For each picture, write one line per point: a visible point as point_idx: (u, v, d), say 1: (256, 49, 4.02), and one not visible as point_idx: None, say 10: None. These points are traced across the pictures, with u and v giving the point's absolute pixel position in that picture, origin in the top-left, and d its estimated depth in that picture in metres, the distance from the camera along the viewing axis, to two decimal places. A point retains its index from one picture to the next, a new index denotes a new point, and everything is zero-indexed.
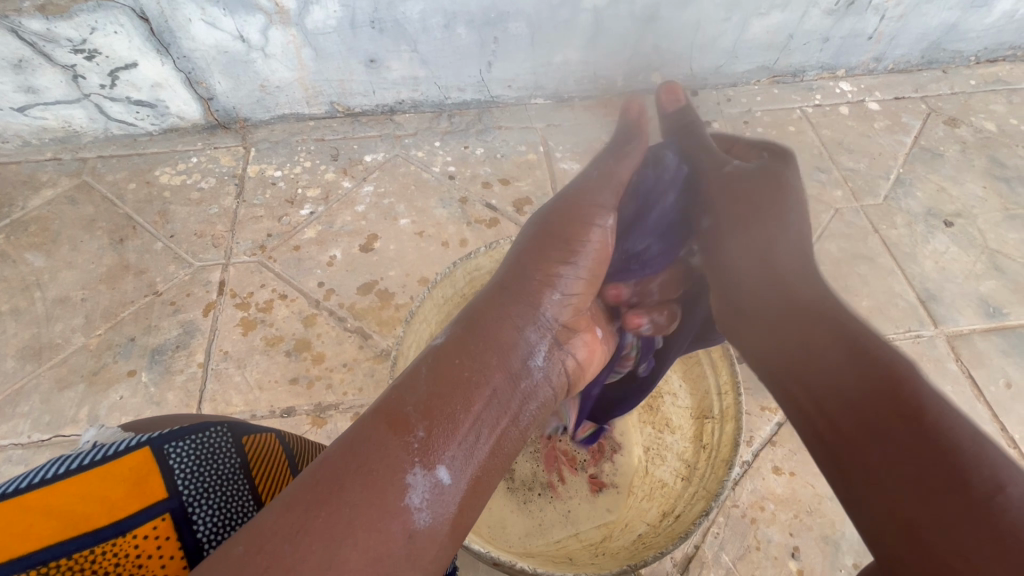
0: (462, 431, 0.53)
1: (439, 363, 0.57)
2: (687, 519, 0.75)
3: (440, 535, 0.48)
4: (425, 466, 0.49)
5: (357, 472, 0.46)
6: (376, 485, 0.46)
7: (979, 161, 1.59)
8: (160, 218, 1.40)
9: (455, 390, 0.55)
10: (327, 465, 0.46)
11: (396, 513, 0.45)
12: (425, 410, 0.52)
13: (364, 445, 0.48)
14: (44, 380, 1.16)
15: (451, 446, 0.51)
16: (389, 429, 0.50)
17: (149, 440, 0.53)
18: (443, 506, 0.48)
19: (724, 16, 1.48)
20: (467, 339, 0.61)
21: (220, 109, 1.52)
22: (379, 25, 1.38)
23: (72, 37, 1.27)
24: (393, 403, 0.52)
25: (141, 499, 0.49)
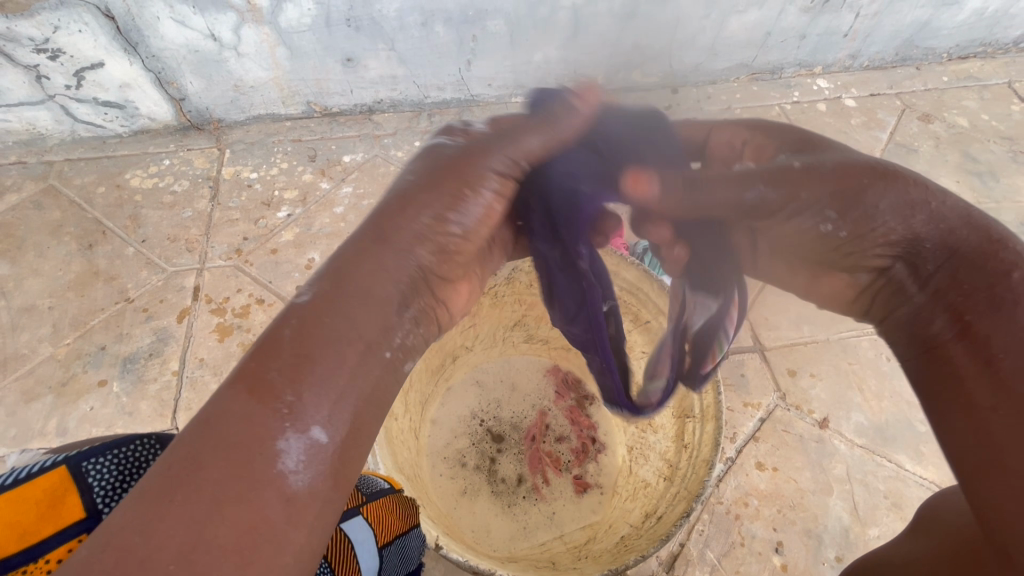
0: (337, 386, 0.45)
1: (305, 314, 0.47)
2: (668, 520, 0.73)
3: (327, 495, 0.43)
4: (297, 428, 0.43)
5: (213, 447, 0.40)
6: (240, 459, 0.40)
7: (952, 156, 1.62)
8: (131, 222, 1.36)
9: (325, 338, 0.46)
10: (180, 448, 0.40)
11: (270, 481, 0.40)
12: (291, 364, 0.44)
13: (224, 418, 0.41)
14: (10, 392, 1.12)
15: (322, 405, 0.44)
16: (251, 394, 0.43)
17: (66, 458, 0.52)
18: (321, 466, 0.43)
19: (703, 13, 1.50)
20: (340, 289, 0.49)
21: (192, 110, 1.49)
22: (354, 24, 1.36)
23: (34, 37, 1.22)
24: (252, 366, 0.44)
25: (56, 522, 0.49)
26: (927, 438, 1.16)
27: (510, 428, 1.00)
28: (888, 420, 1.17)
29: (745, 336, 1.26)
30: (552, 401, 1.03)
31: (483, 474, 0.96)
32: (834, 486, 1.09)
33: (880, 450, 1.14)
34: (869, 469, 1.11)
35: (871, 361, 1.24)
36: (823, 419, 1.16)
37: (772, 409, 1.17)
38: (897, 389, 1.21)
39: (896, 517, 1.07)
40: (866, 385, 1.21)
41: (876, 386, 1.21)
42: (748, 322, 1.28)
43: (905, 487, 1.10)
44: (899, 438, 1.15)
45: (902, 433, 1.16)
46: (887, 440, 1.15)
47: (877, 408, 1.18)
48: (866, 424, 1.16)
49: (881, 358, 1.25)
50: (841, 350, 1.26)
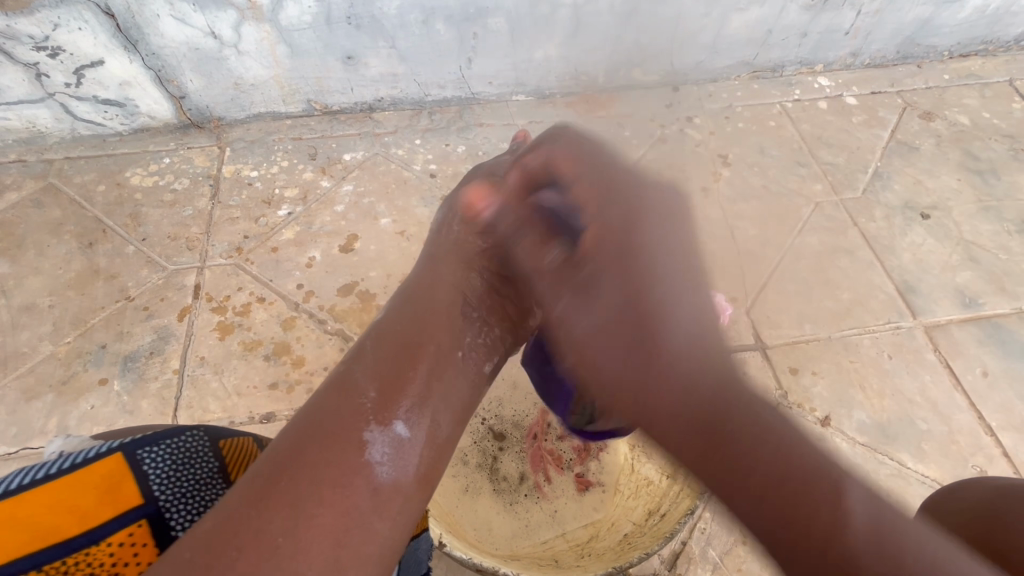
0: (409, 398, 0.58)
1: (382, 340, 0.64)
2: (671, 518, 0.73)
3: (404, 487, 0.53)
4: (380, 422, 0.55)
5: (316, 438, 0.52)
6: (335, 449, 0.51)
7: (954, 154, 1.62)
8: (132, 221, 1.35)
9: (399, 362, 0.61)
10: (282, 447, 0.51)
11: (358, 468, 0.51)
12: (374, 377, 0.59)
13: (321, 417, 0.54)
14: (10, 391, 1.12)
15: (401, 409, 0.57)
16: (342, 394, 0.57)
17: (121, 446, 0.55)
18: (402, 461, 0.54)
19: (704, 11, 1.50)
20: (411, 329, 0.66)
21: (192, 108, 1.48)
22: (355, 21, 1.35)
23: (34, 34, 1.22)
24: (343, 378, 0.59)
25: (115, 507, 0.52)
26: (929, 436, 1.16)
27: (511, 426, 1.00)
28: (889, 418, 1.17)
29: (746, 334, 1.26)
30: None
31: (484, 472, 0.96)
32: None
33: (882, 448, 1.14)
34: (872, 467, 1.11)
35: (873, 359, 1.24)
36: (825, 417, 1.16)
37: (774, 407, 1.17)
38: (899, 387, 1.21)
39: None
40: (868, 383, 1.21)
41: (878, 384, 1.21)
42: (750, 320, 1.28)
43: (907, 484, 1.10)
44: (901, 436, 1.15)
45: (904, 431, 1.16)
46: (889, 438, 1.15)
47: (879, 406, 1.18)
48: (868, 422, 1.16)
49: (882, 356, 1.25)
50: (843, 348, 1.25)
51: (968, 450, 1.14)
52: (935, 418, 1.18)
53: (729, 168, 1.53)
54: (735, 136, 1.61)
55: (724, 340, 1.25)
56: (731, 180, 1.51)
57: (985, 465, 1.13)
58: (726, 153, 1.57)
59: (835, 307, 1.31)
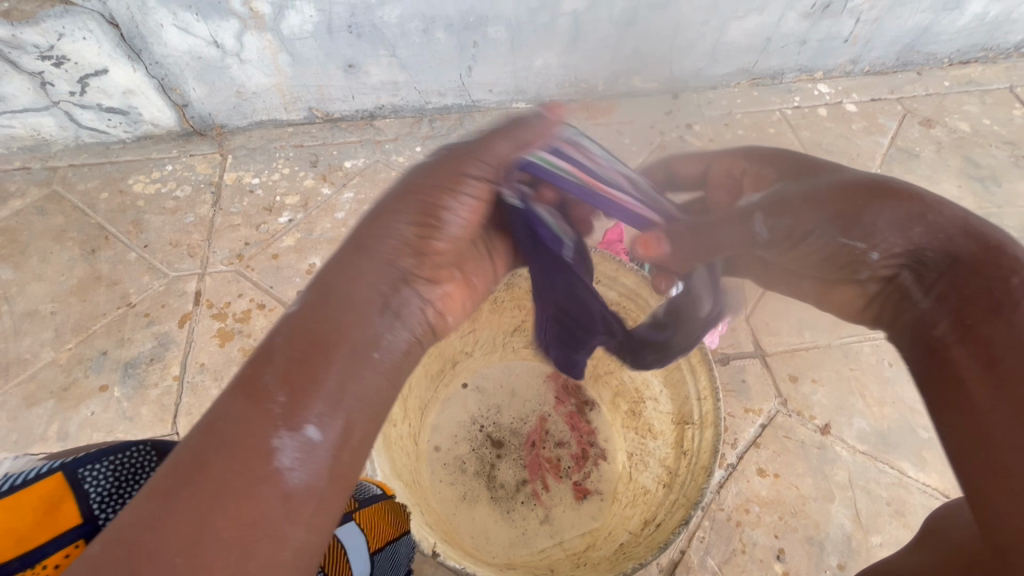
0: (331, 384, 0.45)
1: (301, 314, 0.48)
2: (666, 528, 0.72)
3: (323, 493, 0.43)
4: (293, 428, 0.43)
5: (216, 448, 0.40)
6: (240, 458, 0.40)
7: (954, 161, 1.62)
8: (134, 228, 1.36)
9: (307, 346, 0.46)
10: (180, 454, 0.40)
11: (267, 478, 0.41)
12: (285, 367, 0.45)
13: (226, 416, 0.42)
14: (12, 397, 1.13)
15: (317, 402, 0.44)
16: (245, 399, 0.43)
17: (61, 466, 0.53)
18: (319, 465, 0.43)
19: (703, 19, 1.51)
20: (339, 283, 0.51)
21: (195, 116, 1.50)
22: (356, 30, 1.37)
23: (39, 44, 1.23)
24: (252, 369, 0.44)
25: (52, 528, 0.49)
26: (931, 445, 1.15)
27: (510, 434, 1.00)
28: (890, 426, 1.17)
29: (746, 341, 1.26)
30: (552, 406, 1.03)
31: (482, 479, 0.96)
32: (835, 493, 1.08)
33: (883, 456, 1.13)
34: (872, 475, 1.11)
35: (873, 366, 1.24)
36: (825, 425, 1.16)
37: (773, 415, 1.16)
38: (900, 396, 1.20)
39: (898, 524, 1.06)
40: (868, 391, 1.21)
41: (878, 393, 1.20)
42: (749, 327, 1.28)
43: (908, 494, 1.09)
44: (902, 445, 1.15)
45: (905, 439, 1.15)
46: (890, 446, 1.14)
47: (879, 414, 1.18)
48: (868, 430, 1.16)
49: (883, 363, 1.24)
50: (843, 355, 1.25)
51: None
52: None
53: None
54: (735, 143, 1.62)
55: (723, 348, 1.25)
56: None
57: None
58: None
59: None
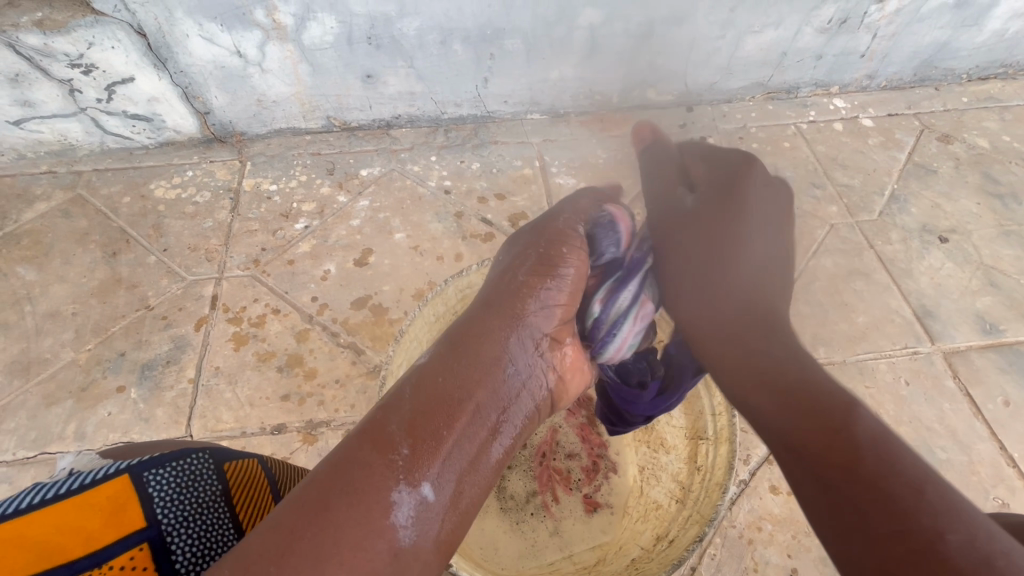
0: (442, 454, 0.56)
1: (423, 384, 0.61)
2: (680, 545, 0.71)
3: (425, 553, 0.52)
4: (410, 483, 0.53)
5: (344, 494, 0.50)
6: (361, 507, 0.50)
7: (973, 178, 1.60)
8: (154, 231, 1.39)
9: (437, 413, 0.59)
10: (312, 488, 0.50)
11: (382, 530, 0.50)
12: (410, 428, 0.56)
13: (350, 465, 0.52)
14: (32, 396, 1.15)
15: (433, 467, 0.55)
16: (376, 448, 0.54)
17: (129, 468, 0.57)
18: (426, 524, 0.53)
19: (718, 34, 1.52)
20: (447, 371, 0.62)
21: (216, 123, 1.53)
22: (375, 41, 1.39)
23: (70, 53, 1.27)
24: (380, 424, 0.56)
25: (118, 529, 0.53)
26: (949, 466, 1.13)
27: (519, 445, 1.00)
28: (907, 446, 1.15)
29: None
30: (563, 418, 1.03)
31: (491, 489, 0.96)
32: None
33: None
34: None
35: (890, 385, 1.22)
36: None
37: None
38: (917, 415, 1.18)
39: None
40: (884, 410, 1.19)
41: (894, 411, 1.19)
42: None
43: None
44: None
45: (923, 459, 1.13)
46: None
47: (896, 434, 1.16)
48: None
49: (900, 382, 1.22)
50: (859, 373, 1.23)
51: (989, 481, 1.11)
52: (955, 447, 1.15)
53: None
54: None
55: None
56: None
57: (1006, 497, 1.10)
58: None
59: (850, 331, 1.29)
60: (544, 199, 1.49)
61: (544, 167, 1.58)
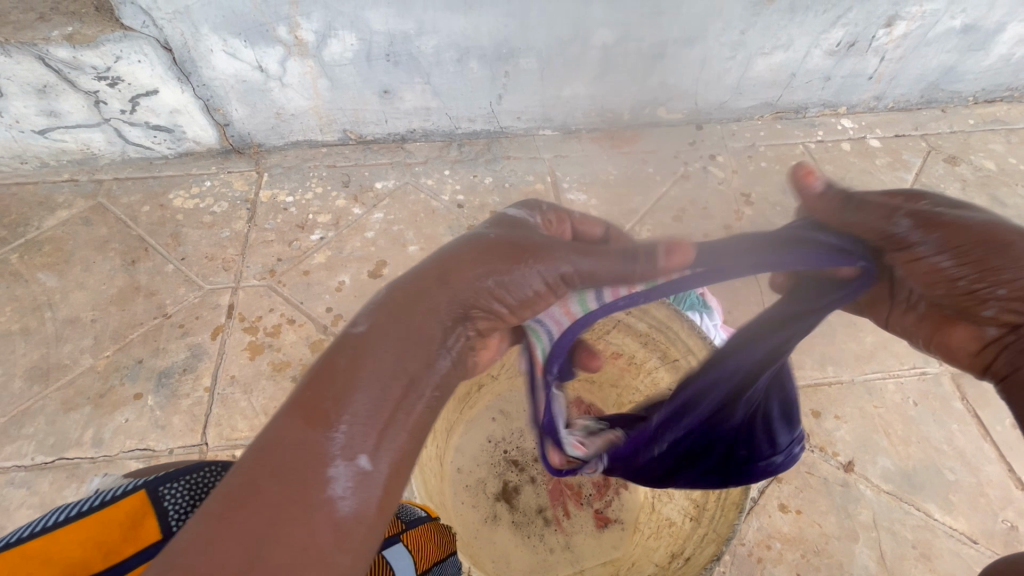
0: (379, 418, 0.48)
1: (355, 352, 0.51)
2: (696, 564, 0.72)
3: (371, 518, 0.46)
4: (344, 456, 0.46)
5: (269, 473, 0.44)
6: (293, 485, 0.44)
7: (980, 200, 1.62)
8: (172, 241, 1.42)
9: (371, 375, 0.50)
10: (240, 475, 0.44)
11: (319, 505, 0.44)
12: (338, 398, 0.48)
13: (278, 446, 0.45)
14: (50, 402, 1.16)
15: (367, 436, 0.47)
16: (305, 423, 0.46)
17: (144, 484, 0.60)
18: (367, 493, 0.46)
19: (729, 55, 1.55)
20: (380, 332, 0.52)
21: (235, 135, 1.56)
22: (393, 58, 1.42)
23: (97, 65, 1.30)
24: (307, 395, 0.48)
25: (136, 542, 0.55)
26: (957, 487, 1.13)
27: (531, 459, 1.01)
28: (916, 466, 1.15)
29: None
30: None
31: (502, 502, 0.96)
32: (859, 533, 1.07)
33: (908, 497, 1.12)
34: (898, 516, 1.09)
35: (899, 405, 1.23)
36: (848, 462, 1.15)
37: None
38: (926, 435, 1.19)
39: (924, 568, 1.04)
40: (893, 429, 1.19)
41: (903, 432, 1.19)
42: None
43: (934, 537, 1.07)
44: (928, 486, 1.13)
45: (931, 480, 1.14)
46: (916, 487, 1.13)
47: (905, 454, 1.17)
48: (893, 469, 1.15)
49: (908, 402, 1.23)
50: (867, 392, 1.24)
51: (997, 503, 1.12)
52: (964, 468, 1.15)
53: (751, 207, 1.55)
54: (759, 175, 1.63)
55: None
56: (755, 219, 1.53)
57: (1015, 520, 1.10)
58: (749, 192, 1.59)
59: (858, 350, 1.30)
60: None
61: (556, 183, 1.60)
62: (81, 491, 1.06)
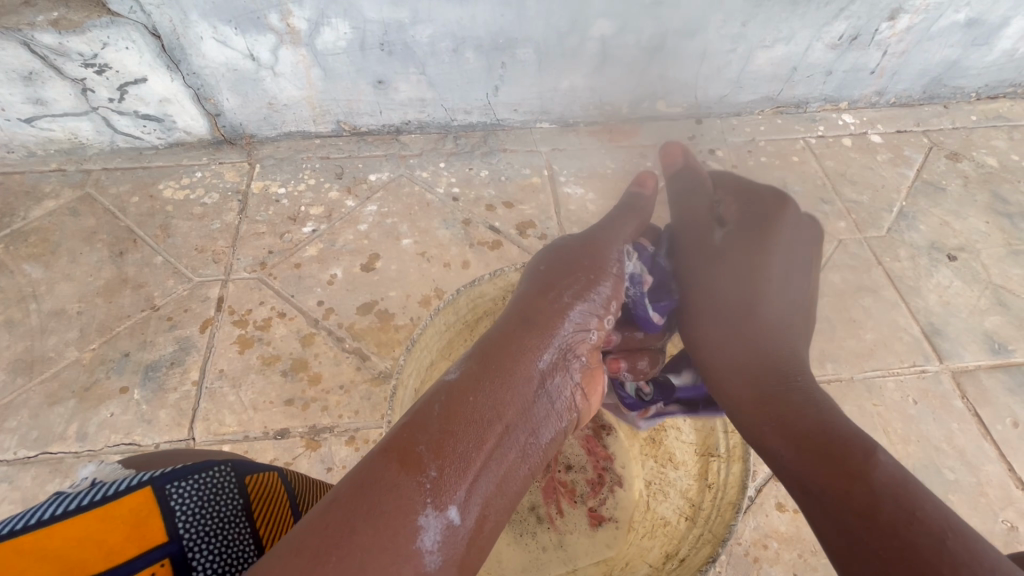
0: (468, 476, 0.58)
1: (453, 402, 0.62)
2: (691, 564, 0.70)
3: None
4: (437, 507, 0.54)
5: (367, 511, 0.50)
6: (388, 531, 0.50)
7: (981, 196, 1.60)
8: (161, 232, 1.39)
9: (468, 433, 0.60)
10: (340, 505, 0.50)
11: (409, 556, 0.50)
12: (436, 450, 0.57)
13: (378, 483, 0.53)
14: (35, 395, 1.14)
15: (458, 491, 0.56)
16: (402, 467, 0.55)
17: (151, 480, 0.57)
18: (450, 548, 0.53)
19: (729, 47, 1.53)
20: (471, 389, 0.64)
21: (226, 125, 1.53)
22: (388, 48, 1.40)
23: (84, 52, 1.27)
24: (405, 443, 0.57)
25: (140, 544, 0.52)
26: (956, 487, 1.12)
27: None
28: (915, 465, 1.14)
29: None
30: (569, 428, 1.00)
31: None
32: None
33: None
34: None
35: (898, 404, 1.21)
36: None
37: None
38: (925, 434, 1.17)
39: None
40: (892, 428, 1.18)
41: (902, 430, 1.18)
42: None
43: None
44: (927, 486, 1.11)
45: (930, 480, 1.12)
46: None
47: (904, 453, 1.15)
48: None
49: (908, 401, 1.21)
50: (866, 390, 1.22)
51: (998, 503, 1.10)
52: (963, 468, 1.14)
53: None
54: (758, 170, 1.61)
55: None
56: None
57: (1016, 520, 1.08)
58: None
59: (857, 347, 1.29)
60: (551, 208, 1.49)
61: (553, 176, 1.58)
62: (64, 486, 1.04)
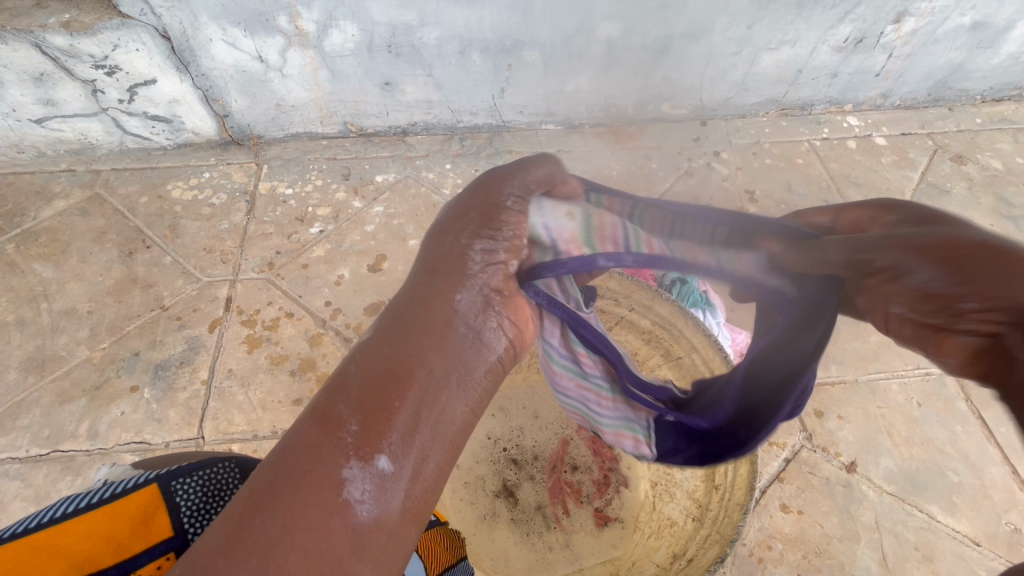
0: (405, 419, 0.44)
1: (384, 337, 0.47)
2: (699, 564, 0.71)
3: (391, 524, 0.43)
4: (362, 458, 0.43)
5: (290, 474, 0.42)
6: (311, 488, 0.41)
7: (986, 199, 1.60)
8: (170, 232, 1.40)
9: (400, 371, 0.45)
10: (266, 472, 0.42)
11: (337, 509, 0.41)
12: (361, 400, 0.44)
13: (302, 445, 0.43)
14: (46, 393, 1.15)
15: (392, 436, 0.43)
16: (320, 429, 0.43)
17: (157, 477, 0.58)
18: (389, 498, 0.43)
19: (735, 50, 1.53)
20: (407, 316, 0.49)
21: (234, 126, 1.54)
22: (395, 50, 1.40)
23: (95, 54, 1.28)
24: (328, 397, 0.45)
25: (146, 539, 0.54)
26: (961, 489, 1.12)
27: (530, 458, 0.99)
28: (919, 468, 1.14)
29: None
30: (575, 430, 1.01)
31: (502, 499, 0.96)
32: (862, 534, 1.06)
33: (911, 499, 1.10)
34: (901, 518, 1.08)
35: (902, 406, 1.21)
36: (851, 463, 1.14)
37: (797, 449, 1.15)
38: (930, 437, 1.18)
39: (927, 570, 1.03)
40: (896, 430, 1.18)
41: (906, 432, 1.18)
42: None
43: (936, 539, 1.06)
44: (932, 488, 1.12)
45: (935, 482, 1.12)
46: (919, 489, 1.12)
47: (908, 455, 1.15)
48: (896, 471, 1.13)
49: (912, 403, 1.22)
50: (870, 392, 1.23)
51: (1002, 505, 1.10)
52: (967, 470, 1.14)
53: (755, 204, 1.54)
54: (763, 172, 1.62)
55: None
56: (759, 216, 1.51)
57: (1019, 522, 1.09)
58: (753, 190, 1.57)
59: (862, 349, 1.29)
60: None
61: None
62: (75, 484, 1.05)
